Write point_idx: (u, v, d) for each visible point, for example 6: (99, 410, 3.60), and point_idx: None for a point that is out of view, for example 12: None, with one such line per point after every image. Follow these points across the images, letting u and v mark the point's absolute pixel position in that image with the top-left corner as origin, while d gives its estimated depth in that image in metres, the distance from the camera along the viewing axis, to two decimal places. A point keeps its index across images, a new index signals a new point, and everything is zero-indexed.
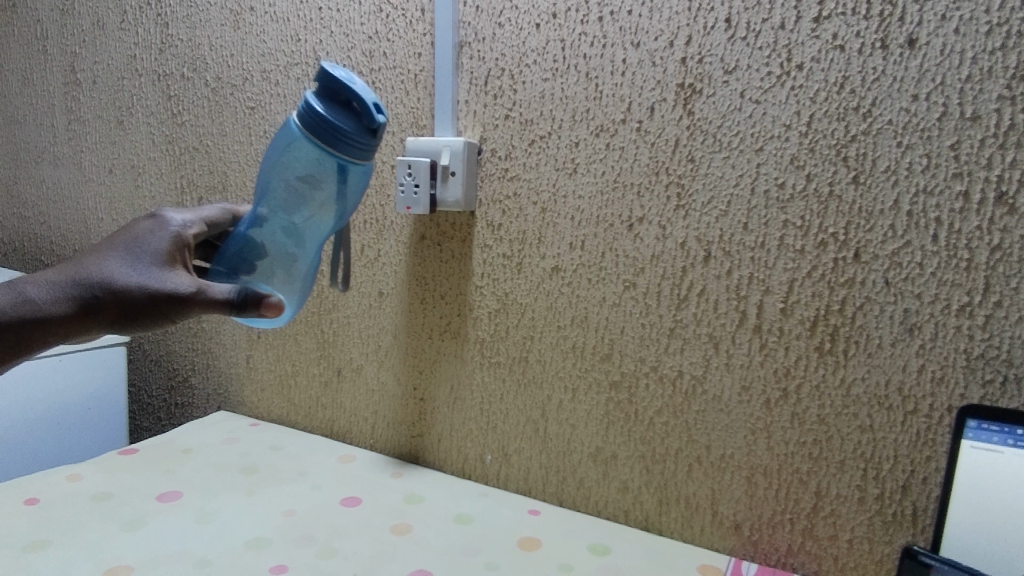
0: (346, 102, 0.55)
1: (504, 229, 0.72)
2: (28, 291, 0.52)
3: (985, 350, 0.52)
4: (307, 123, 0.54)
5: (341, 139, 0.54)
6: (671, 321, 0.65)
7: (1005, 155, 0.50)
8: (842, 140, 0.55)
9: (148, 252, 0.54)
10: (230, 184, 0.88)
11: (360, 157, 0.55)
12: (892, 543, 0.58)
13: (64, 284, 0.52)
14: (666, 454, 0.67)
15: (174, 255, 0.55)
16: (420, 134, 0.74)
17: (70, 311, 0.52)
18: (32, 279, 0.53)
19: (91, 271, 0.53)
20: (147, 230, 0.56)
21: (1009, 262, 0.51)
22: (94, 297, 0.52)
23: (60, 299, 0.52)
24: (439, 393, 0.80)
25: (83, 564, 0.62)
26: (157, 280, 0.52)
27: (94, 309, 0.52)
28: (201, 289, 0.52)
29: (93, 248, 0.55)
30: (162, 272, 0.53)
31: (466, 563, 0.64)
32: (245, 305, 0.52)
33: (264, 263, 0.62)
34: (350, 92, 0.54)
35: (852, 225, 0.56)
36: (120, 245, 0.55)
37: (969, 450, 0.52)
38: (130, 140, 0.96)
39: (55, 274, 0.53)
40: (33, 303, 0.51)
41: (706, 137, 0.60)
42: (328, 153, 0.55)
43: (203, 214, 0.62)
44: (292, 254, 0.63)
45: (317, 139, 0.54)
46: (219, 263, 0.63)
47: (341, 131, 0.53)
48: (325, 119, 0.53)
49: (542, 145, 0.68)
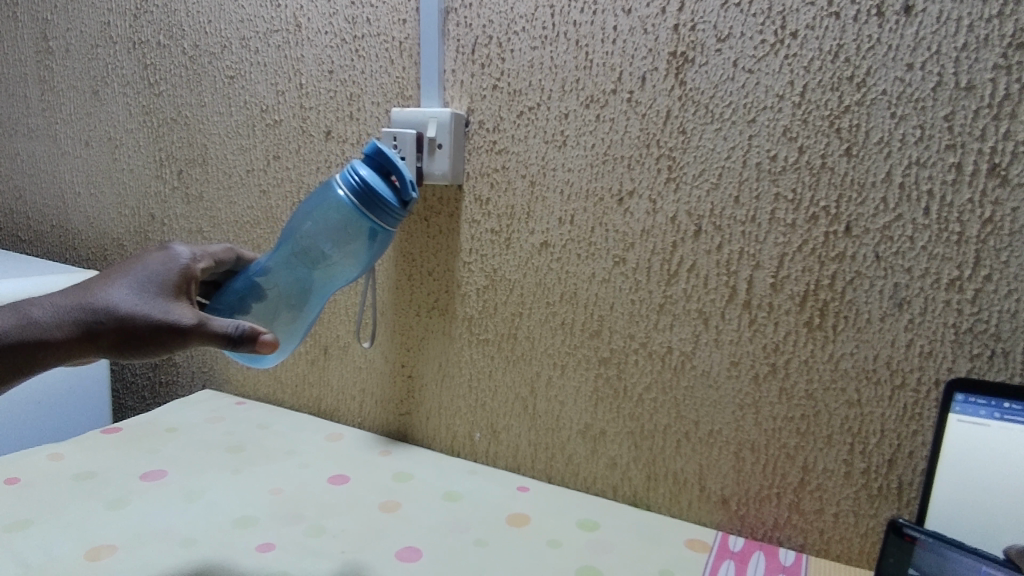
0: (388, 175, 0.59)
1: (493, 204, 0.70)
2: (32, 312, 0.50)
3: (974, 324, 0.52)
4: (349, 183, 0.58)
5: (379, 201, 0.57)
6: (661, 297, 0.64)
7: (999, 126, 0.50)
8: (836, 111, 0.54)
9: (158, 283, 0.53)
10: (211, 157, 0.86)
11: (389, 222, 0.59)
12: (877, 516, 0.58)
13: (68, 307, 0.50)
14: (655, 431, 0.67)
15: (181, 287, 0.55)
16: (406, 105, 0.72)
17: (69, 336, 0.50)
18: (37, 301, 0.51)
19: (97, 296, 0.51)
20: (157, 259, 0.56)
21: (999, 236, 0.51)
22: (96, 322, 0.50)
23: (60, 322, 0.50)
24: (427, 370, 0.79)
25: (67, 543, 0.62)
26: (162, 311, 0.51)
27: (95, 335, 0.50)
28: (203, 322, 0.50)
29: (102, 275, 0.54)
30: (168, 303, 0.52)
31: (456, 540, 0.63)
32: (239, 340, 0.50)
33: (265, 306, 0.62)
34: (394, 163, 0.59)
35: (843, 198, 0.55)
36: (129, 273, 0.54)
37: (957, 423, 0.52)
38: (106, 112, 0.94)
39: (59, 298, 0.51)
40: (32, 324, 0.49)
41: (698, 108, 0.59)
42: (361, 212, 0.58)
43: (212, 249, 0.61)
44: (297, 301, 0.63)
45: (356, 198, 0.57)
46: (219, 301, 0.61)
47: (380, 195, 0.57)
48: (368, 180, 0.57)
49: (531, 116, 0.67)
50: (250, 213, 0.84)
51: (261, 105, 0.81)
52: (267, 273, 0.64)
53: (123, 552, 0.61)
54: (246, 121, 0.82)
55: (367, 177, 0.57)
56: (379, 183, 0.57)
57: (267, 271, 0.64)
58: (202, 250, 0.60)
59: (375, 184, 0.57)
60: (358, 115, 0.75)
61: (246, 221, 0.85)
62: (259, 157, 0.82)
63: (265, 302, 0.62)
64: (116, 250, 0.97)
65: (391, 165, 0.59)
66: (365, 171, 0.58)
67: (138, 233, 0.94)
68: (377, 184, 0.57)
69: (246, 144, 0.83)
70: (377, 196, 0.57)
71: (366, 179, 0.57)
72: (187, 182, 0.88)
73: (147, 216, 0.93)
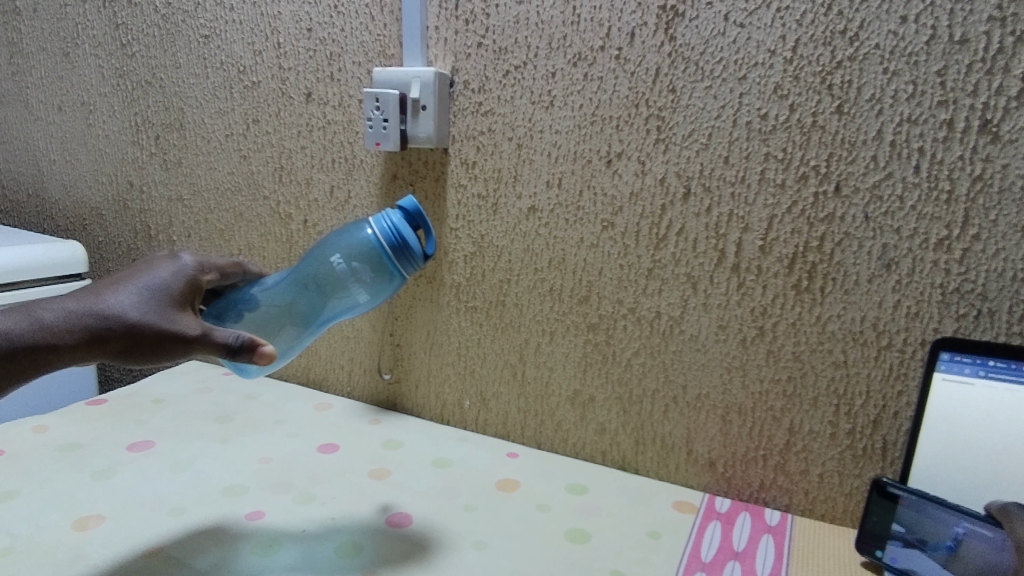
0: (417, 227, 0.57)
1: (479, 167, 0.69)
2: (42, 315, 0.48)
3: (961, 284, 0.52)
4: (379, 229, 0.55)
5: (399, 248, 0.54)
6: (649, 262, 0.63)
7: (992, 81, 0.49)
8: (828, 67, 0.53)
9: (165, 292, 0.52)
10: (188, 122, 0.83)
11: (405, 272, 0.56)
12: (861, 476, 0.59)
13: (75, 312, 0.49)
14: (643, 395, 0.67)
15: (188, 297, 0.54)
16: (388, 65, 0.70)
17: (75, 341, 0.48)
18: (47, 303, 0.49)
19: (106, 302, 0.50)
20: (163, 266, 0.54)
21: (988, 194, 0.50)
22: (105, 329, 0.49)
23: (67, 325, 0.48)
24: (416, 339, 0.79)
25: (54, 514, 0.61)
26: (168, 320, 0.50)
27: (101, 341, 0.49)
28: (207, 332, 0.50)
29: (108, 280, 0.52)
30: (173, 312, 0.51)
31: (445, 504, 0.64)
32: (238, 350, 0.49)
33: (266, 321, 0.61)
34: (424, 217, 0.57)
35: (834, 156, 0.54)
36: (134, 279, 0.52)
37: (941, 382, 0.53)
38: (78, 75, 0.91)
39: (67, 300, 0.50)
40: (39, 326, 0.48)
41: (688, 65, 0.58)
42: (382, 257, 0.55)
43: (217, 260, 0.60)
44: (295, 324, 0.60)
45: (378, 240, 0.55)
46: (223, 313, 0.61)
47: (404, 242, 0.54)
48: (397, 228, 0.55)
49: (517, 75, 0.65)
50: (230, 179, 0.83)
51: (238, 66, 0.78)
52: (276, 290, 0.62)
53: (110, 521, 0.60)
54: (223, 83, 0.80)
55: (395, 223, 0.55)
56: (405, 231, 0.55)
57: (277, 288, 0.63)
58: (206, 259, 0.58)
59: (400, 230, 0.55)
60: (339, 76, 0.73)
61: (227, 187, 0.83)
62: (237, 121, 0.80)
63: (267, 316, 0.61)
64: (95, 219, 0.95)
65: (420, 215, 0.57)
66: (395, 215, 0.56)
67: (117, 201, 0.92)
68: (402, 231, 0.55)
69: (223, 107, 0.81)
70: (400, 243, 0.54)
71: (392, 224, 0.55)
72: (165, 148, 0.86)
73: (125, 182, 0.91)
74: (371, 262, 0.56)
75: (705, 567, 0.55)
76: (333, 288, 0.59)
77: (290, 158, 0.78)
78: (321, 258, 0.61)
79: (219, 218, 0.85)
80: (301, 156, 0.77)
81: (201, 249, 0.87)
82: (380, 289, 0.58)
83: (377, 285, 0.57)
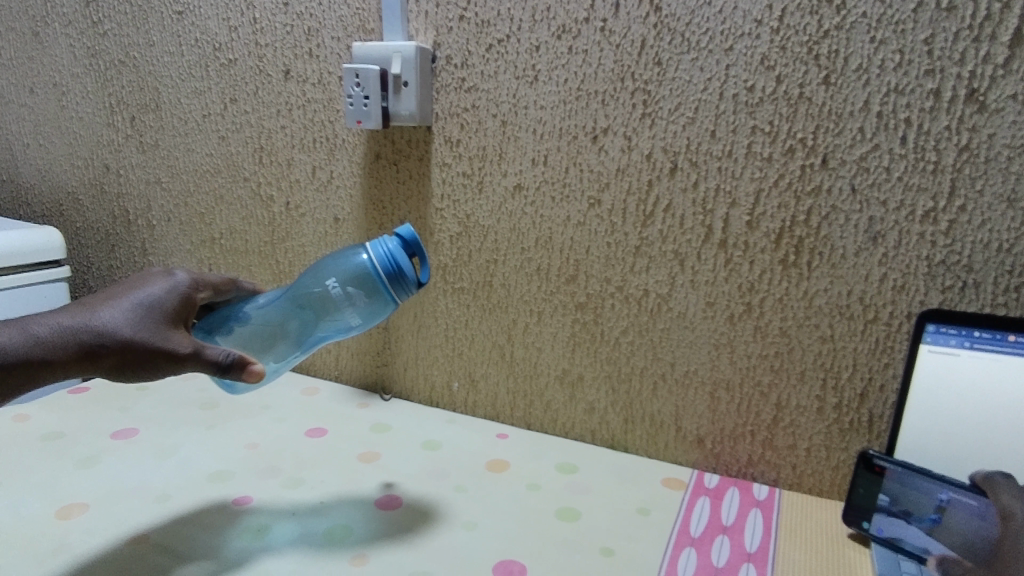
0: (412, 253, 0.56)
1: (464, 145, 0.68)
2: (33, 330, 0.48)
3: (947, 256, 0.52)
4: (373, 255, 0.54)
5: (393, 275, 0.53)
6: (637, 239, 0.63)
7: (979, 48, 0.48)
8: (815, 36, 0.53)
9: (160, 309, 0.51)
10: (164, 102, 0.81)
11: (397, 299, 0.54)
12: (848, 449, 0.59)
13: (67, 327, 0.48)
14: (632, 373, 0.67)
15: (181, 314, 0.53)
16: (367, 39, 0.68)
17: (67, 356, 0.47)
18: (39, 317, 0.49)
19: (99, 317, 0.49)
20: (158, 283, 0.54)
21: (975, 164, 0.50)
22: (98, 345, 0.48)
23: (59, 340, 0.48)
24: (403, 321, 0.78)
25: (37, 504, 0.60)
26: (160, 337, 0.49)
27: (94, 357, 0.48)
28: (197, 349, 0.49)
29: (102, 296, 0.52)
30: (165, 329, 0.50)
31: (435, 486, 0.63)
32: (227, 367, 0.48)
33: (259, 338, 0.60)
34: (420, 245, 0.56)
35: (820, 129, 0.54)
36: (128, 295, 0.52)
37: (927, 354, 0.53)
38: (48, 55, 0.88)
39: (59, 315, 0.49)
40: (31, 340, 0.47)
41: (674, 36, 0.57)
42: (375, 284, 0.54)
43: (211, 277, 0.59)
44: (288, 342, 0.60)
45: (372, 266, 0.54)
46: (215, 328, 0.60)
47: (398, 270, 0.53)
48: (391, 255, 0.53)
49: (500, 49, 0.64)
50: (209, 161, 0.81)
51: (213, 43, 0.76)
52: (271, 307, 0.62)
53: (95, 510, 0.59)
54: (198, 61, 0.78)
55: (390, 249, 0.54)
56: (400, 258, 0.53)
57: (272, 306, 0.62)
58: (201, 276, 0.57)
59: (394, 257, 0.53)
60: (318, 52, 0.71)
61: (206, 170, 0.81)
62: (214, 100, 0.78)
63: (259, 333, 0.61)
64: (71, 205, 0.93)
65: (417, 242, 0.56)
66: (391, 241, 0.54)
67: (93, 185, 0.90)
68: (397, 258, 0.53)
69: (200, 86, 0.79)
70: (393, 271, 0.53)
71: (387, 251, 0.53)
72: (141, 130, 0.84)
73: (101, 166, 0.88)
74: (365, 287, 0.55)
75: (694, 542, 0.56)
76: (326, 310, 0.58)
77: (269, 138, 0.76)
78: (316, 280, 0.60)
79: (199, 201, 0.83)
80: (281, 136, 0.75)
81: (181, 233, 0.86)
82: (371, 316, 0.56)
83: (370, 311, 0.56)
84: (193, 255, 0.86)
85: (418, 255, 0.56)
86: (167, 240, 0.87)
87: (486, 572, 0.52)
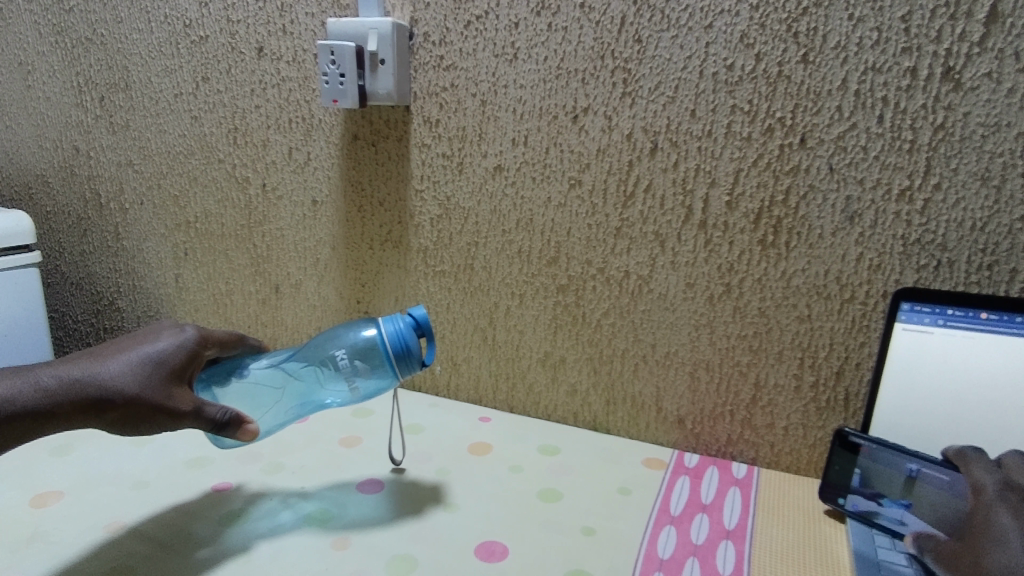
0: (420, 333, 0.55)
1: (443, 125, 0.67)
2: (44, 381, 0.49)
3: (922, 235, 0.53)
4: (382, 332, 0.53)
5: (402, 354, 0.53)
6: (617, 220, 0.63)
7: (955, 26, 0.49)
8: (794, 14, 0.53)
9: (167, 365, 0.51)
10: (134, 82, 0.79)
11: (400, 376, 0.53)
12: (825, 427, 0.60)
13: (75, 380, 0.49)
14: (613, 355, 0.67)
15: (186, 371, 0.53)
16: (343, 16, 0.67)
17: (72, 409, 0.48)
18: (49, 368, 0.50)
19: (106, 371, 0.50)
20: (167, 337, 0.54)
21: (950, 142, 0.51)
22: (102, 399, 0.49)
23: (65, 391, 0.49)
24: (384, 306, 0.76)
25: (10, 492, 0.59)
26: (163, 395, 0.50)
27: (99, 410, 0.49)
28: (198, 408, 0.50)
29: (114, 349, 0.53)
30: (169, 386, 0.50)
31: (416, 469, 0.63)
32: (225, 424, 0.50)
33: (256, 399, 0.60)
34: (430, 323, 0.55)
35: (799, 108, 0.54)
36: (137, 348, 0.52)
37: (902, 331, 0.53)
38: (12, 32, 0.85)
39: (69, 365, 0.50)
40: (40, 391, 0.48)
41: (654, 13, 0.57)
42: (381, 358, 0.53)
43: (218, 332, 0.58)
44: (286, 404, 0.60)
45: (379, 341, 0.53)
46: (215, 385, 0.59)
47: (406, 348, 0.53)
48: (399, 333, 0.53)
49: (479, 26, 0.63)
50: (182, 142, 0.79)
51: (183, 19, 0.74)
52: (273, 364, 0.61)
53: (70, 497, 0.59)
54: (168, 38, 0.76)
55: (399, 328, 0.53)
56: (408, 337, 0.53)
57: (276, 363, 0.61)
58: (209, 332, 0.57)
59: (403, 337, 0.53)
60: (292, 28, 0.69)
61: (179, 151, 0.80)
62: (186, 79, 0.76)
63: (260, 392, 0.60)
64: (41, 188, 0.90)
65: (427, 323, 0.55)
66: (402, 320, 0.54)
67: (63, 167, 0.88)
68: (406, 337, 0.53)
69: (171, 65, 0.77)
70: (400, 349, 0.53)
71: (397, 329, 0.53)
72: (110, 110, 0.82)
73: (70, 148, 0.86)
74: (371, 361, 0.55)
75: (674, 520, 0.56)
76: (330, 377, 0.58)
77: (244, 118, 0.75)
78: (323, 347, 0.59)
79: (172, 183, 0.81)
80: (256, 116, 0.74)
81: (155, 217, 0.84)
82: (377, 390, 0.56)
83: (371, 385, 0.55)
84: (168, 239, 0.84)
85: (426, 333, 0.55)
86: (141, 224, 0.85)
87: (468, 553, 0.52)
